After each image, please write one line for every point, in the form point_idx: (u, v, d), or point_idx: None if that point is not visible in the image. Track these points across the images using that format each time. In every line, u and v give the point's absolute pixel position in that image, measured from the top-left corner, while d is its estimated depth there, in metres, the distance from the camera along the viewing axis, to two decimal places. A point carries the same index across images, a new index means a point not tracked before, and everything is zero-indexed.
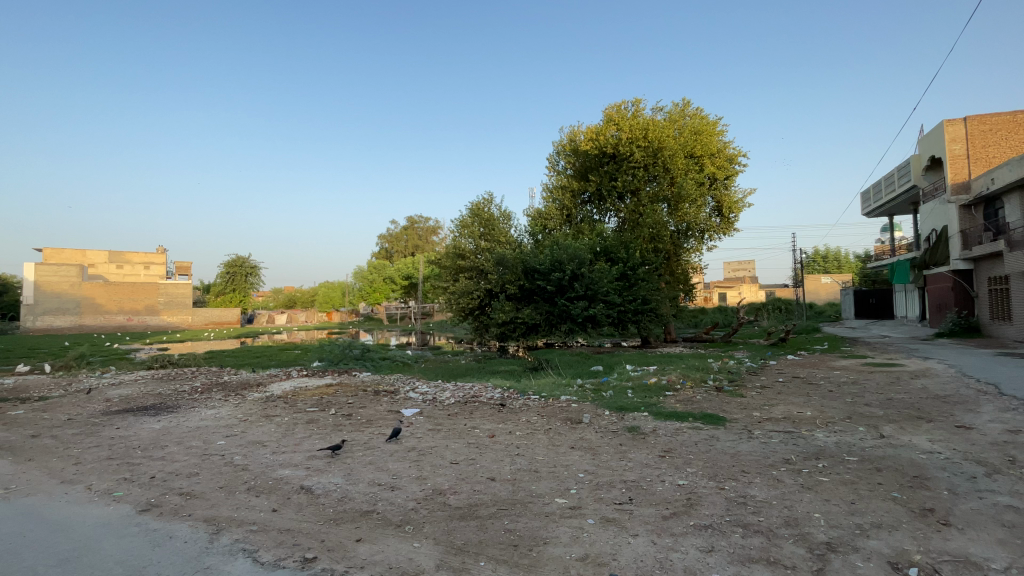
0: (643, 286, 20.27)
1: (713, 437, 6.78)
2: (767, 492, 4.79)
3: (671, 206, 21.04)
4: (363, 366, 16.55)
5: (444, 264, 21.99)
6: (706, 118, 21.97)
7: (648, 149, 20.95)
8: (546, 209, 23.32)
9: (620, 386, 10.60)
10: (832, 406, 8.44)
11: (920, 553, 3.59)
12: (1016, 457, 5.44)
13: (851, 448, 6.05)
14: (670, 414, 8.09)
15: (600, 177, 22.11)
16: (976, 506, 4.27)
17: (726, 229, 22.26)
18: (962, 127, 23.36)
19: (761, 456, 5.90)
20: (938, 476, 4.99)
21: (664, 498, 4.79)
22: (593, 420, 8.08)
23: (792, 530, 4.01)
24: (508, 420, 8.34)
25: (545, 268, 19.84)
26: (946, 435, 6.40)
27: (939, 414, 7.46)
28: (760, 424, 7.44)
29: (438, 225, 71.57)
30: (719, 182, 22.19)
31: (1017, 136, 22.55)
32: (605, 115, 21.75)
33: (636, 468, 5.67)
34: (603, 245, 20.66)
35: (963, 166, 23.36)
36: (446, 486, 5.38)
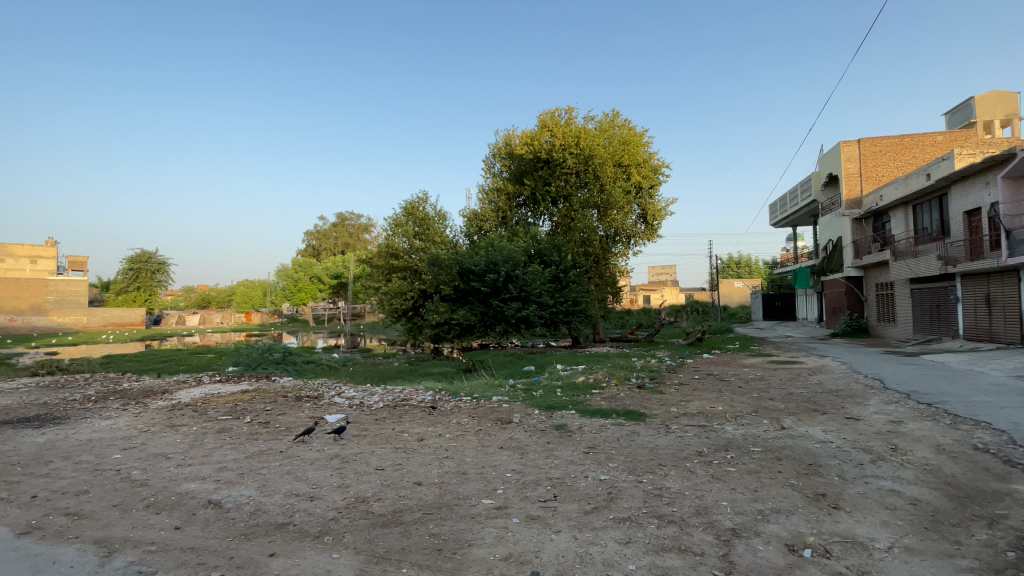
0: (575, 288, 20.84)
1: (635, 432, 7.09)
2: (681, 484, 5.07)
3: (600, 213, 21.78)
4: (285, 371, 15.66)
5: (377, 263, 21.39)
6: (634, 130, 22.90)
7: (580, 156, 21.49)
8: (482, 210, 23.37)
9: (550, 386, 10.80)
10: (741, 400, 9.12)
11: (814, 535, 3.94)
12: (892, 444, 6.15)
13: (756, 440, 6.56)
14: (595, 411, 8.35)
15: (534, 181, 22.44)
16: (862, 490, 4.77)
17: (651, 236, 23.31)
18: (857, 148, 26.18)
19: (677, 449, 6.24)
20: (829, 464, 5.53)
21: (587, 494, 4.93)
22: (522, 419, 8.16)
23: (702, 519, 4.27)
24: (438, 423, 8.22)
25: (479, 269, 19.83)
26: (837, 426, 7.12)
27: (831, 407, 8.30)
28: (677, 419, 7.88)
29: (370, 223, 69.49)
30: (645, 191, 23.20)
31: (900, 158, 25.64)
32: (539, 120, 22.12)
33: (561, 466, 5.79)
34: (537, 248, 21.00)
35: (856, 183, 26.17)
36: (369, 492, 5.21)
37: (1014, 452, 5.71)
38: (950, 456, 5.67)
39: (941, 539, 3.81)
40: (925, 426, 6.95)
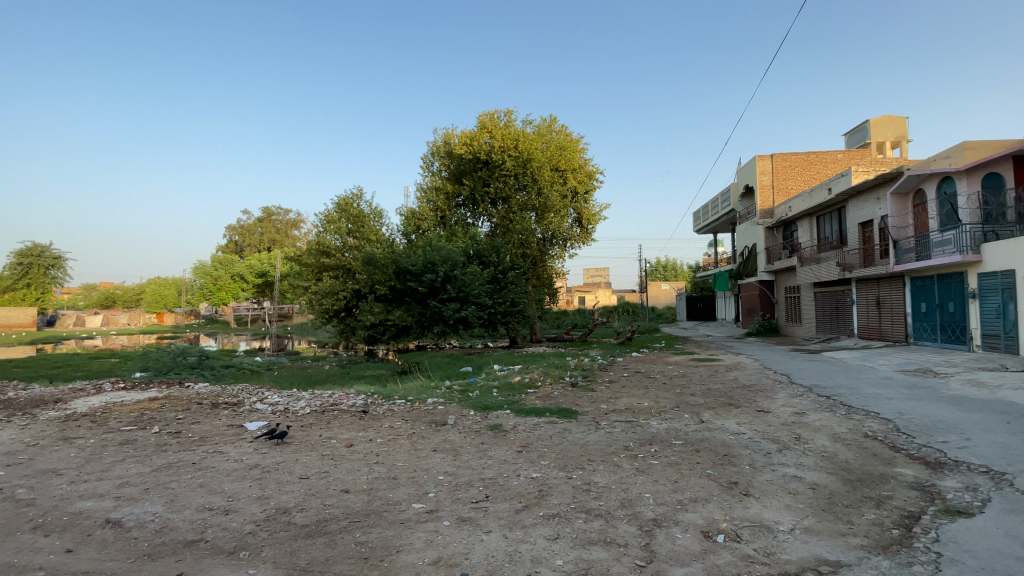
0: (513, 289, 21.02)
1: (567, 430, 7.26)
2: (608, 478, 5.26)
3: (538, 215, 22.10)
4: (202, 376, 14.52)
5: (307, 261, 20.38)
6: (570, 136, 23.48)
7: (519, 159, 21.72)
8: (420, 209, 22.96)
9: (485, 387, 10.80)
10: (666, 396, 9.62)
11: (727, 521, 4.23)
12: (796, 434, 6.73)
13: (678, 433, 6.94)
14: (530, 410, 8.45)
15: (473, 182, 22.41)
16: (769, 478, 5.18)
17: (585, 239, 23.97)
18: (770, 162, 28.40)
19: (605, 445, 6.46)
20: (742, 454, 5.95)
21: (518, 492, 4.98)
22: (457, 421, 8.11)
23: (626, 511, 4.45)
24: (369, 427, 7.98)
25: (417, 269, 19.43)
26: (749, 418, 7.69)
27: (745, 401, 8.96)
28: (607, 415, 8.16)
29: (299, 219, 66.20)
30: (581, 196, 23.87)
31: (806, 173, 28.17)
32: (478, 121, 22.09)
33: (494, 466, 5.81)
34: (476, 249, 20.92)
35: (769, 195, 28.43)
36: (293, 503, 4.95)
37: (896, 438, 6.44)
38: (844, 443, 6.30)
39: (836, 520, 4.21)
40: (824, 416, 7.68)
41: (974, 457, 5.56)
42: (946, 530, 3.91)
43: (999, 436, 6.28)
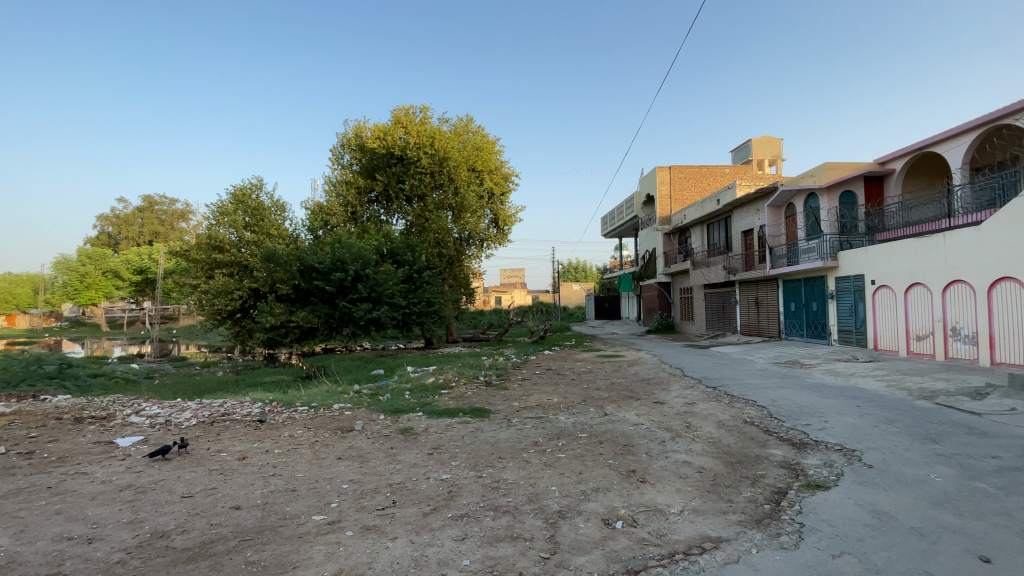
0: (429, 289, 20.66)
1: (479, 429, 7.30)
2: (517, 474, 5.36)
3: (455, 215, 21.89)
4: (62, 388, 12.56)
5: (197, 257, 18.57)
6: (487, 137, 23.61)
7: (434, 157, 21.39)
8: (328, 203, 21.76)
9: (396, 389, 10.49)
10: (574, 392, 10.03)
11: (625, 507, 4.50)
12: (687, 423, 7.34)
13: (584, 426, 7.26)
14: (442, 412, 8.36)
15: (387, 178, 21.73)
16: (663, 464, 5.60)
17: (501, 240, 24.21)
18: (668, 173, 30.74)
19: (515, 442, 6.58)
20: (640, 443, 6.37)
21: (427, 495, 4.91)
22: (365, 426, 7.81)
23: (532, 506, 4.56)
24: (267, 437, 7.43)
25: (324, 267, 18.33)
26: (648, 409, 8.25)
27: (645, 394, 9.61)
28: (518, 412, 8.32)
29: (188, 210, 59.88)
30: (497, 197, 24.08)
31: (698, 185, 30.86)
32: (392, 115, 21.39)
33: (403, 470, 5.67)
34: (389, 247, 20.31)
35: (667, 204, 30.76)
36: (172, 525, 4.45)
37: (769, 423, 7.26)
38: (727, 429, 6.99)
39: (718, 499, 4.64)
40: (711, 405, 8.45)
41: (829, 436, 6.44)
42: (807, 502, 4.47)
43: (848, 417, 7.34)
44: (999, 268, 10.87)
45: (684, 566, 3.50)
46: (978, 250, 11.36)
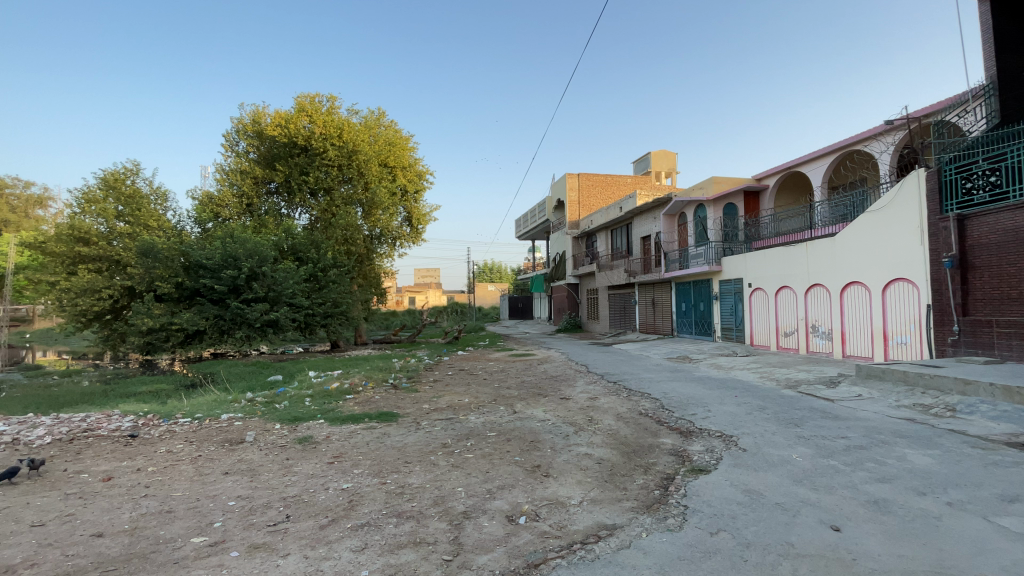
0: (335, 288, 19.61)
1: (385, 433, 7.06)
2: (423, 478, 5.26)
3: (364, 210, 21.02)
4: None
5: (54, 249, 16.13)
6: (400, 133, 22.98)
7: (343, 150, 20.34)
8: (220, 193, 19.90)
9: (296, 396, 9.84)
10: (484, 391, 10.09)
11: (528, 502, 4.61)
12: (589, 417, 7.70)
13: (492, 425, 7.33)
14: (346, 418, 7.98)
15: (289, 168, 20.26)
16: (567, 458, 5.82)
17: (415, 239, 23.72)
18: (577, 180, 32.12)
19: (423, 445, 6.46)
20: (545, 438, 6.57)
21: (325, 506, 4.65)
22: (258, 437, 7.22)
23: (438, 508, 4.50)
24: (140, 454, 6.59)
25: (213, 265, 16.42)
26: (554, 405, 8.53)
27: (552, 391, 9.92)
28: (427, 415, 8.18)
29: (47, 194, 51.74)
30: (410, 195, 23.51)
31: (605, 192, 32.56)
32: (296, 103, 19.98)
33: (299, 482, 5.32)
34: (290, 243, 18.97)
35: (576, 209, 32.13)
36: (15, 559, 3.79)
37: (662, 414, 7.84)
38: (625, 421, 7.44)
39: (614, 488, 4.92)
40: (612, 399, 8.94)
41: (712, 424, 7.11)
42: (691, 486, 4.90)
43: (728, 406, 8.17)
44: (851, 273, 12.66)
45: (582, 554, 3.66)
46: (834, 257, 13.14)
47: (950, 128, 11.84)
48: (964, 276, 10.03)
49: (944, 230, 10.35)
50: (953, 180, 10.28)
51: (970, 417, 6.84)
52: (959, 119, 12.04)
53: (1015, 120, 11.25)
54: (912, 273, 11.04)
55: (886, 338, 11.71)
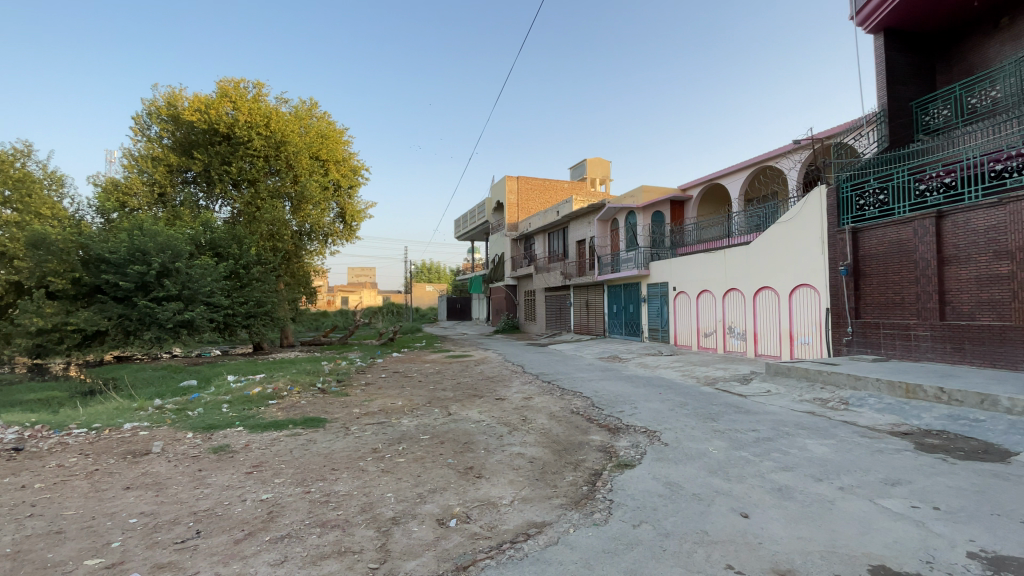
0: (258, 286, 18.55)
1: (311, 440, 6.74)
2: (350, 485, 5.08)
3: (293, 205, 20.00)
4: None
5: None
6: (333, 125, 22.11)
7: (270, 140, 19.21)
8: (127, 180, 18.13)
9: (212, 402, 9.17)
10: (418, 394, 9.92)
11: (459, 505, 4.58)
12: (523, 416, 7.79)
13: (425, 428, 7.22)
14: (268, 424, 7.53)
15: (209, 157, 18.81)
16: (499, 458, 5.85)
17: (348, 236, 22.98)
18: (516, 183, 32.50)
19: (352, 450, 6.24)
20: (479, 439, 6.57)
21: (241, 519, 4.36)
22: (166, 448, 6.65)
23: (365, 515, 4.36)
24: (22, 470, 5.85)
25: (117, 259, 14.87)
26: (489, 406, 8.56)
27: (488, 391, 9.94)
28: (357, 419, 7.91)
29: None
30: (344, 190, 22.68)
31: (543, 196, 33.17)
32: (218, 87, 18.60)
33: (213, 494, 4.96)
34: (209, 237, 17.60)
35: (515, 212, 32.48)
36: None
37: (592, 412, 8.10)
38: (557, 419, 7.60)
39: (545, 486, 5.01)
40: (546, 399, 9.11)
41: (638, 420, 7.44)
42: (617, 480, 5.09)
43: (653, 402, 8.58)
44: (763, 279, 13.73)
45: (510, 554, 3.69)
46: (749, 264, 14.19)
47: (847, 149, 13.18)
48: (856, 282, 11.19)
49: (841, 242, 11.50)
50: (850, 196, 11.46)
51: (860, 409, 7.65)
52: (855, 142, 13.43)
53: (901, 145, 12.73)
54: (814, 279, 12.16)
55: (792, 338, 12.80)
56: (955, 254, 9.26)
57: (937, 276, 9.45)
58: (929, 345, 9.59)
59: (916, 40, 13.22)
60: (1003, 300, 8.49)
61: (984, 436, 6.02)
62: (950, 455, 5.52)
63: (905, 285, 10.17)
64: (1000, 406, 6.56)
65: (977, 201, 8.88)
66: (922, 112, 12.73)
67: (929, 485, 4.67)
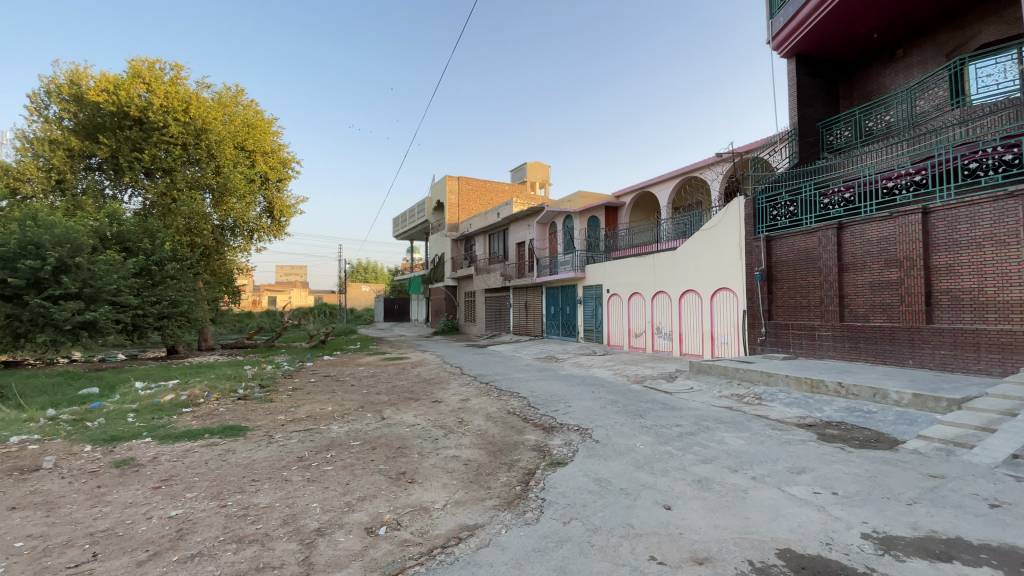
0: (172, 285, 17.14)
1: (230, 450, 6.31)
2: (272, 496, 4.80)
3: (214, 197, 18.73)
4: None
5: None
6: (261, 114, 20.93)
7: (189, 127, 17.83)
8: (18, 164, 16.13)
9: (116, 411, 8.34)
10: (350, 398, 9.57)
11: (390, 511, 4.46)
12: (459, 418, 7.73)
13: (356, 434, 6.97)
14: (181, 435, 6.97)
15: (118, 142, 17.13)
16: (434, 461, 5.77)
17: (277, 232, 21.92)
18: (457, 183, 32.31)
19: (275, 460, 5.90)
20: (413, 444, 6.43)
21: (146, 539, 3.99)
22: (59, 463, 5.96)
23: (287, 528, 4.14)
24: None
25: (4, 253, 13.11)
26: (424, 409, 8.41)
27: (424, 394, 9.78)
28: (282, 427, 7.50)
29: None
30: (272, 183, 21.53)
31: (483, 198, 33.21)
32: (129, 67, 17.01)
33: (114, 512, 4.50)
34: (115, 230, 15.98)
35: (456, 212, 32.27)
36: None
37: (528, 411, 8.20)
38: (493, 420, 7.62)
39: (478, 488, 5.00)
40: (483, 400, 9.10)
41: (571, 419, 7.61)
42: (549, 479, 5.18)
43: (586, 401, 8.82)
44: (688, 283, 14.52)
45: (441, 559, 3.63)
46: (676, 268, 14.95)
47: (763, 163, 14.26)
48: (769, 286, 12.12)
49: (757, 249, 12.42)
50: (764, 207, 12.42)
51: (772, 404, 8.27)
52: (770, 157, 14.55)
53: (809, 161, 13.95)
54: (733, 283, 13.02)
55: (713, 338, 13.61)
56: (852, 261, 10.26)
57: (838, 282, 10.44)
58: (830, 344, 10.56)
59: (824, 66, 14.54)
60: (891, 303, 9.51)
61: (876, 426, 6.72)
62: (847, 444, 6.09)
63: (810, 289, 11.14)
64: (889, 398, 7.32)
65: (871, 215, 9.89)
66: (827, 132, 14.01)
67: (830, 472, 5.13)
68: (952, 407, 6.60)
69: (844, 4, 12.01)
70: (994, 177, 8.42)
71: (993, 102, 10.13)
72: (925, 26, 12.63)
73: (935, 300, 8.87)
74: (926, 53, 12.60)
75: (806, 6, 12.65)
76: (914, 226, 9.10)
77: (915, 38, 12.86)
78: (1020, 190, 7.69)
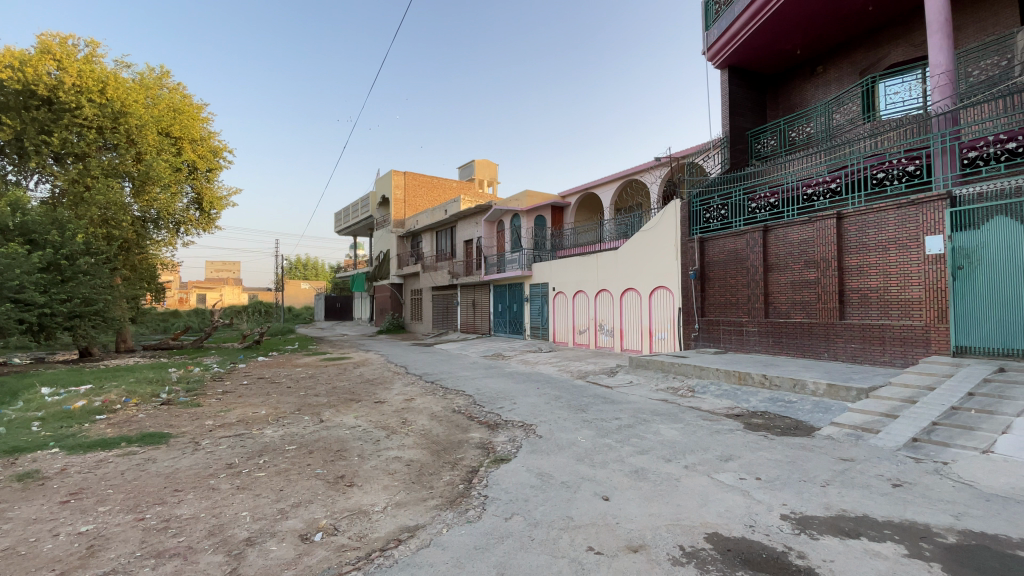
0: (86, 281, 15.53)
1: (150, 459, 5.88)
2: (197, 506, 4.52)
3: (134, 186, 17.39)
4: None
5: None
6: (188, 99, 19.61)
7: (106, 109, 16.36)
8: None
9: (17, 420, 7.53)
10: (286, 401, 9.16)
11: (327, 517, 4.31)
12: (402, 419, 7.59)
13: (292, 437, 6.69)
14: (96, 443, 6.42)
15: (23, 123, 15.41)
16: (375, 463, 5.64)
17: (206, 225, 20.84)
18: (403, 179, 31.71)
19: (201, 468, 5.55)
20: (354, 446, 6.26)
21: (51, 558, 3.64)
22: None
23: (214, 539, 3.91)
24: None
25: None
26: (366, 410, 8.21)
27: (366, 395, 9.53)
28: (209, 432, 7.06)
29: None
30: (201, 172, 20.28)
31: (430, 194, 32.81)
32: (36, 40, 15.35)
33: (13, 531, 4.06)
34: (19, 220, 13.93)
35: (401, 208, 31.68)
36: None
37: (472, 409, 8.20)
38: (437, 419, 7.55)
39: (420, 488, 4.94)
40: (427, 399, 8.98)
41: (515, 415, 7.69)
42: (491, 475, 5.21)
43: (530, 397, 8.93)
44: (628, 281, 15.03)
45: (380, 562, 3.56)
46: (618, 267, 15.46)
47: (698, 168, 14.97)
48: (702, 285, 12.78)
49: (691, 250, 13.06)
50: (698, 211, 13.10)
51: (704, 396, 8.73)
52: (704, 162, 15.31)
53: (739, 167, 14.80)
54: (670, 282, 13.62)
55: (651, 334, 14.16)
56: (776, 262, 11.01)
57: (764, 280, 11.17)
58: (756, 338, 11.30)
59: (754, 78, 15.47)
60: (810, 301, 10.27)
61: (796, 414, 7.27)
62: (769, 432, 6.55)
63: (738, 288, 11.85)
64: (807, 388, 7.93)
65: (793, 219, 10.64)
66: (755, 141, 14.92)
67: (755, 459, 5.49)
68: (861, 396, 7.24)
69: (773, 20, 12.78)
70: (898, 187, 9.38)
71: (897, 118, 11.14)
72: (842, 45, 13.71)
73: (847, 298, 9.69)
74: (842, 71, 13.71)
75: (738, 20, 13.35)
76: (830, 230, 9.90)
77: (832, 56, 13.96)
78: (920, 199, 8.51)
